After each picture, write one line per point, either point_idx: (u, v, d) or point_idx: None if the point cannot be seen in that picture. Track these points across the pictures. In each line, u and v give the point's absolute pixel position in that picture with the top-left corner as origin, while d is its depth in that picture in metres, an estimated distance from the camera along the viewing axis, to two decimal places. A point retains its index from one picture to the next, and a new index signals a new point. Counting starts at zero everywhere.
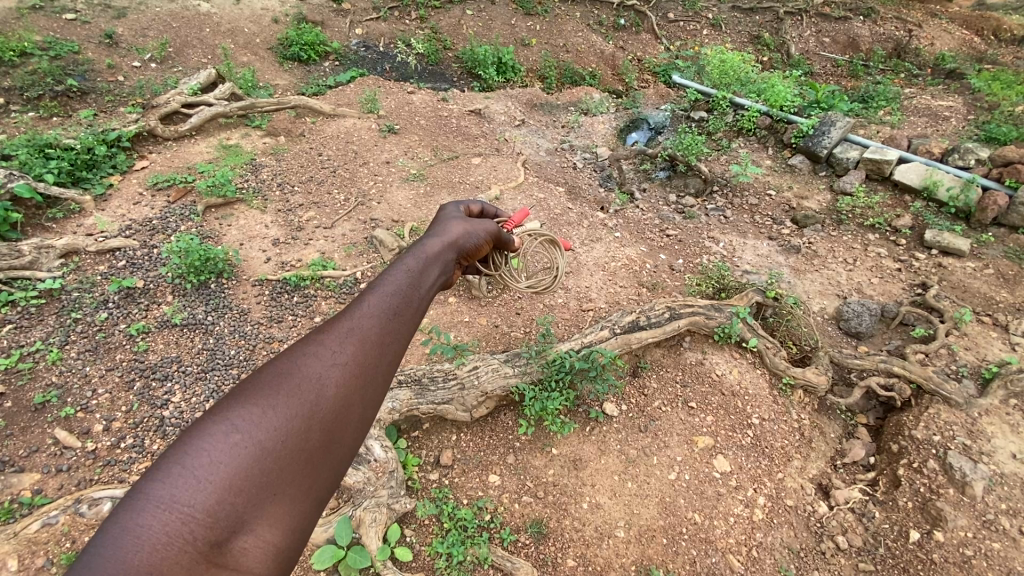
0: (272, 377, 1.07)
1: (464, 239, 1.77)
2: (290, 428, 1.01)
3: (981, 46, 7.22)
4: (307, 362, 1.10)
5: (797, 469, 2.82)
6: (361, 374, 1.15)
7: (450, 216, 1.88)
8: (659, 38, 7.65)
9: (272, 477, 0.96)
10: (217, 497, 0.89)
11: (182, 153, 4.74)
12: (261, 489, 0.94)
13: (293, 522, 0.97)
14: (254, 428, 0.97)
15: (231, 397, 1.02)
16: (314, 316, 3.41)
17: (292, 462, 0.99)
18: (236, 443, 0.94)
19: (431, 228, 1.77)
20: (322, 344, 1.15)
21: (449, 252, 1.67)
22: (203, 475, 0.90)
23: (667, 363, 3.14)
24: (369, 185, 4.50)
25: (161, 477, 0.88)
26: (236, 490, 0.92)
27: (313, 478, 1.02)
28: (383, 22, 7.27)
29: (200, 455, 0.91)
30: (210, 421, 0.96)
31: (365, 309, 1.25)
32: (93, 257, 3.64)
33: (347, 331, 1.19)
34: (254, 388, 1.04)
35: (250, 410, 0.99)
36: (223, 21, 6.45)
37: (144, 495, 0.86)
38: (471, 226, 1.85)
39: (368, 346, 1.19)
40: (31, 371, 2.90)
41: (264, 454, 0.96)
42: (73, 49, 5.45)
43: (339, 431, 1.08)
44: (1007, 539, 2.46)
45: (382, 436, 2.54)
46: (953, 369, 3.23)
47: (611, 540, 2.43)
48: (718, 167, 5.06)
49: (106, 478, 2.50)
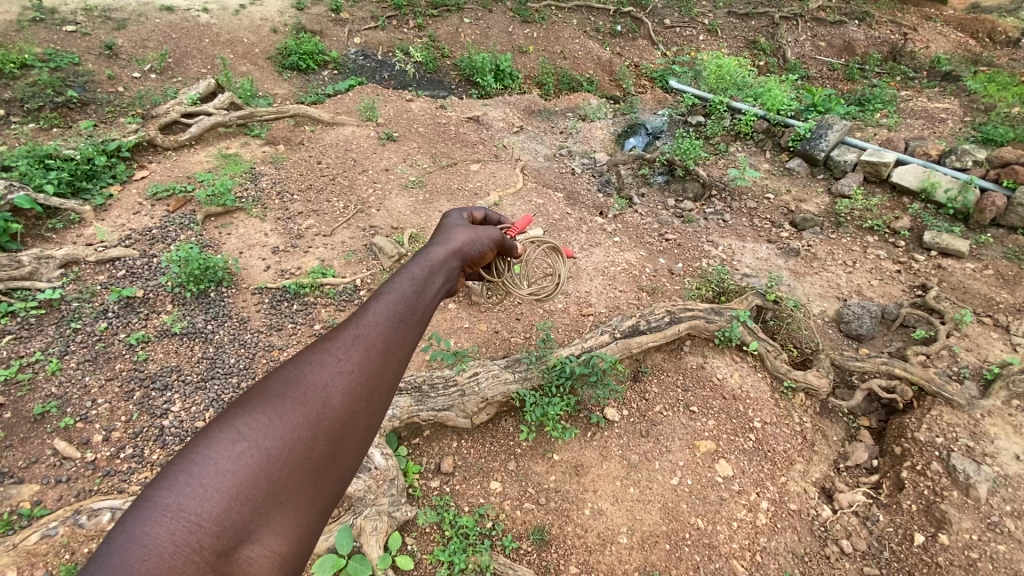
0: (279, 385, 1.07)
1: (467, 247, 1.77)
2: (295, 436, 1.00)
3: (976, 49, 7.27)
4: (312, 371, 1.10)
5: (801, 472, 2.80)
6: (366, 383, 1.14)
7: (454, 224, 1.88)
8: (655, 43, 7.68)
9: (278, 486, 0.95)
10: (223, 507, 0.89)
11: (182, 163, 4.75)
12: (267, 498, 0.94)
13: (299, 531, 0.96)
14: (261, 436, 0.97)
15: (237, 405, 1.02)
16: (314, 324, 3.41)
17: (297, 471, 0.99)
18: (242, 451, 0.94)
19: (434, 236, 1.77)
20: (327, 353, 1.14)
21: (452, 260, 1.66)
22: (209, 484, 0.89)
23: (667, 367, 3.13)
24: (368, 192, 4.51)
25: (166, 485, 0.87)
26: (243, 497, 0.91)
27: (317, 487, 1.01)
28: (381, 31, 7.32)
29: (205, 464, 0.91)
30: (217, 428, 0.96)
31: (370, 317, 1.25)
32: (92, 267, 3.64)
33: (353, 338, 1.19)
34: (259, 397, 1.03)
35: (257, 419, 0.99)
36: (222, 32, 6.50)
37: (150, 503, 0.85)
38: (475, 234, 1.85)
39: (373, 355, 1.19)
40: (30, 382, 2.89)
41: (271, 463, 0.96)
42: (73, 61, 5.50)
43: (344, 438, 1.08)
44: (1013, 541, 2.45)
45: (382, 444, 2.53)
46: (955, 370, 3.22)
47: (613, 547, 2.41)
48: (716, 171, 5.08)
49: (106, 488, 2.48)
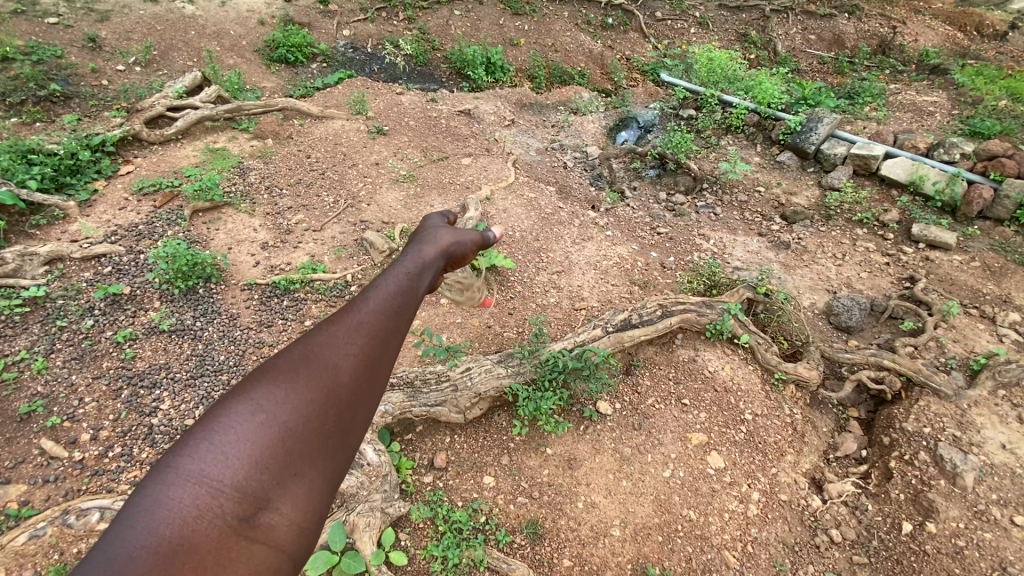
0: (291, 362, 1.09)
1: (453, 247, 1.61)
2: (308, 411, 1.03)
3: (964, 42, 7.31)
4: (322, 351, 1.11)
5: (791, 463, 2.83)
6: (371, 367, 1.15)
7: (435, 225, 1.71)
8: (647, 36, 7.66)
9: (292, 458, 0.99)
10: (243, 474, 0.93)
11: (168, 157, 4.68)
12: (284, 468, 0.97)
13: (314, 502, 0.99)
14: (275, 411, 1.01)
15: (253, 381, 1.05)
16: (304, 320, 3.38)
17: (311, 444, 1.01)
18: (260, 424, 0.98)
19: (415, 239, 1.62)
20: (334, 334, 1.15)
21: (439, 259, 1.55)
22: (230, 452, 0.94)
23: (659, 361, 3.14)
24: (358, 187, 4.47)
25: (190, 452, 0.92)
26: (262, 467, 0.95)
27: (331, 460, 1.04)
28: (370, 23, 7.24)
29: (225, 435, 0.95)
30: (235, 401, 1.00)
31: (373, 303, 1.24)
32: (78, 263, 3.59)
33: (358, 322, 1.19)
34: (273, 374, 1.07)
35: (272, 394, 1.02)
36: (209, 24, 6.39)
37: (176, 468, 0.91)
38: (460, 231, 1.67)
39: (378, 336, 1.19)
40: (16, 381, 2.85)
41: (286, 436, 0.99)
42: (55, 54, 5.39)
43: (356, 415, 1.10)
44: (998, 529, 2.48)
45: (374, 440, 2.52)
46: (943, 361, 3.26)
47: (607, 540, 2.42)
48: (707, 165, 5.09)
49: (94, 488, 2.46)
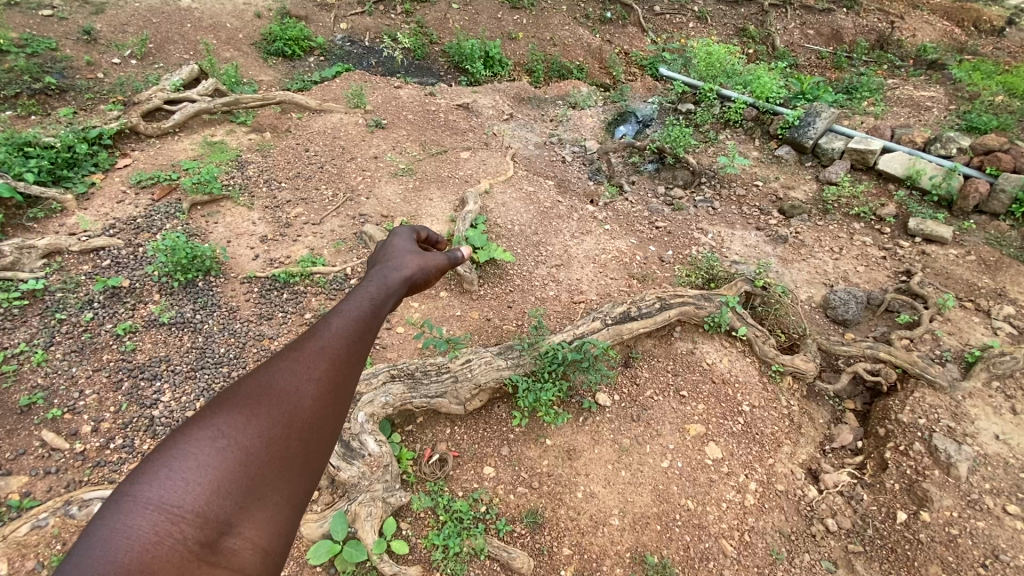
0: (252, 389, 1.16)
1: (415, 275, 1.71)
2: (271, 436, 1.11)
3: (961, 38, 7.34)
4: (283, 376, 1.20)
5: (788, 454, 2.86)
6: (333, 390, 1.25)
7: (403, 248, 1.82)
8: (645, 30, 7.65)
9: (255, 482, 1.05)
10: (205, 499, 0.97)
11: (166, 150, 4.67)
12: (246, 492, 1.03)
13: (275, 526, 1.05)
14: (238, 436, 1.07)
15: (213, 407, 1.11)
16: (304, 313, 3.38)
17: (273, 468, 1.09)
18: (222, 448, 1.04)
19: (382, 262, 1.72)
20: (295, 361, 1.24)
21: (401, 286, 1.64)
22: (191, 478, 0.98)
23: (657, 353, 3.17)
24: (358, 180, 4.47)
25: (148, 480, 0.95)
26: (224, 491, 1.01)
27: (293, 485, 1.11)
28: (368, 17, 7.21)
29: (186, 460, 0.99)
30: (195, 427, 1.05)
31: (334, 329, 1.34)
32: (76, 257, 3.58)
33: (320, 348, 1.29)
34: (235, 400, 1.12)
35: (233, 420, 1.08)
36: (205, 17, 6.36)
37: (132, 496, 0.93)
38: (425, 258, 1.79)
39: (338, 364, 1.29)
40: (15, 373, 2.85)
41: (248, 460, 1.05)
42: (51, 46, 5.35)
43: (315, 441, 1.18)
44: (992, 518, 2.52)
45: (375, 431, 2.53)
46: (938, 353, 3.29)
47: (605, 529, 2.45)
48: (705, 159, 5.12)
49: (96, 479, 2.48)
